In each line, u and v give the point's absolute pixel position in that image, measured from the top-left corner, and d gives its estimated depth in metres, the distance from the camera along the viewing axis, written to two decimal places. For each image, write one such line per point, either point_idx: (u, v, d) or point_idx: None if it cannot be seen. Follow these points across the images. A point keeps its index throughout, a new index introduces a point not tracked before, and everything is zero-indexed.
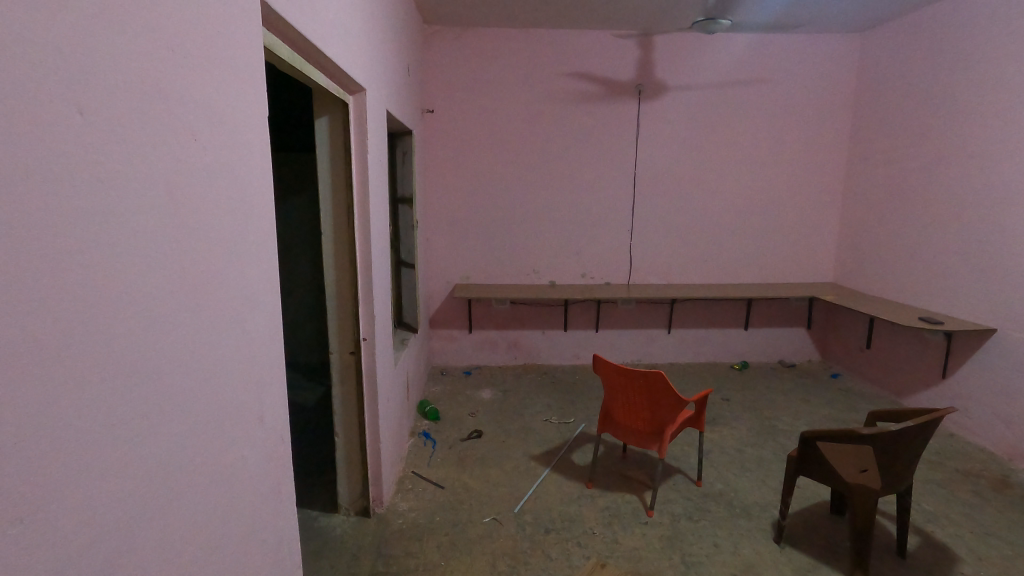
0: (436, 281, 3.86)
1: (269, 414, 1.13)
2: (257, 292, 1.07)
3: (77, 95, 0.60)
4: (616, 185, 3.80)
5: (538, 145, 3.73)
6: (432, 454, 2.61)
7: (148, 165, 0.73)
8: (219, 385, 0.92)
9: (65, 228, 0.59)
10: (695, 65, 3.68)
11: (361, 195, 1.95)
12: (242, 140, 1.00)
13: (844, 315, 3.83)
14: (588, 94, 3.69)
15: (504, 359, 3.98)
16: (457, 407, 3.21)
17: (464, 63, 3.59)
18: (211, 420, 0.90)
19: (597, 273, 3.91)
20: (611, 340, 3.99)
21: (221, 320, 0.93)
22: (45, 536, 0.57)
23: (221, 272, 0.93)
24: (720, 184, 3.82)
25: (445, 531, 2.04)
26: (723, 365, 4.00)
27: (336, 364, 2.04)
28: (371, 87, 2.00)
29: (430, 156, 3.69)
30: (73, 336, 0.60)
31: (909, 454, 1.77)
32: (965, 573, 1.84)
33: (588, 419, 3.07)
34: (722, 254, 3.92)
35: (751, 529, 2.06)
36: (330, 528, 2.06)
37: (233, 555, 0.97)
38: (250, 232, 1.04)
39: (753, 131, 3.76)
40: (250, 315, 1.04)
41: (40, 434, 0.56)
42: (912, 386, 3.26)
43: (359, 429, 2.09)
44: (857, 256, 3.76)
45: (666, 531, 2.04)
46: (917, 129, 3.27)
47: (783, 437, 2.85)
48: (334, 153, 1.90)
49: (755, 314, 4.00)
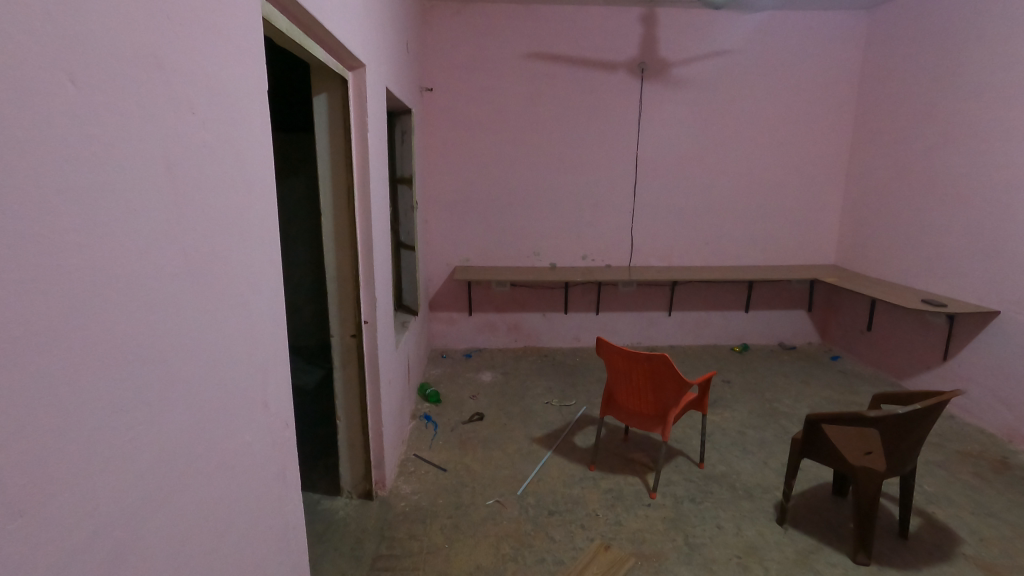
0: (436, 263, 3.82)
1: (273, 400, 1.10)
2: (259, 274, 1.04)
3: (67, 64, 0.56)
4: (618, 166, 3.75)
5: (539, 125, 3.67)
6: (434, 437, 2.60)
7: (146, 141, 0.69)
8: (222, 370, 0.89)
9: (59, 208, 0.56)
10: (700, 42, 3.61)
11: (362, 175, 1.91)
12: (242, 116, 0.96)
13: (845, 298, 3.82)
14: (591, 73, 3.62)
15: (504, 342, 3.97)
16: (458, 390, 3.20)
17: (464, 40, 3.51)
18: (215, 406, 0.87)
19: (598, 256, 3.88)
20: (612, 323, 3.98)
21: (223, 304, 0.90)
22: (46, 530, 0.54)
23: (222, 253, 0.89)
24: (724, 165, 3.77)
25: (448, 514, 2.03)
26: (724, 347, 4.00)
27: (337, 347, 2.02)
28: (370, 62, 1.94)
29: (428, 136, 3.63)
30: (69, 318, 0.57)
31: (915, 437, 1.76)
32: (966, 553, 1.85)
33: (589, 401, 3.06)
34: (724, 236, 3.88)
35: (753, 511, 2.07)
36: (332, 511, 2.05)
37: (238, 542, 0.95)
38: (251, 212, 1.00)
39: (757, 111, 3.71)
40: (253, 298, 1.01)
41: (39, 424, 0.53)
42: (912, 368, 3.26)
43: (361, 413, 2.07)
44: (859, 238, 3.74)
45: (669, 512, 2.05)
46: (923, 108, 3.22)
47: (785, 419, 2.85)
48: (334, 132, 1.86)
49: (756, 296, 3.98)
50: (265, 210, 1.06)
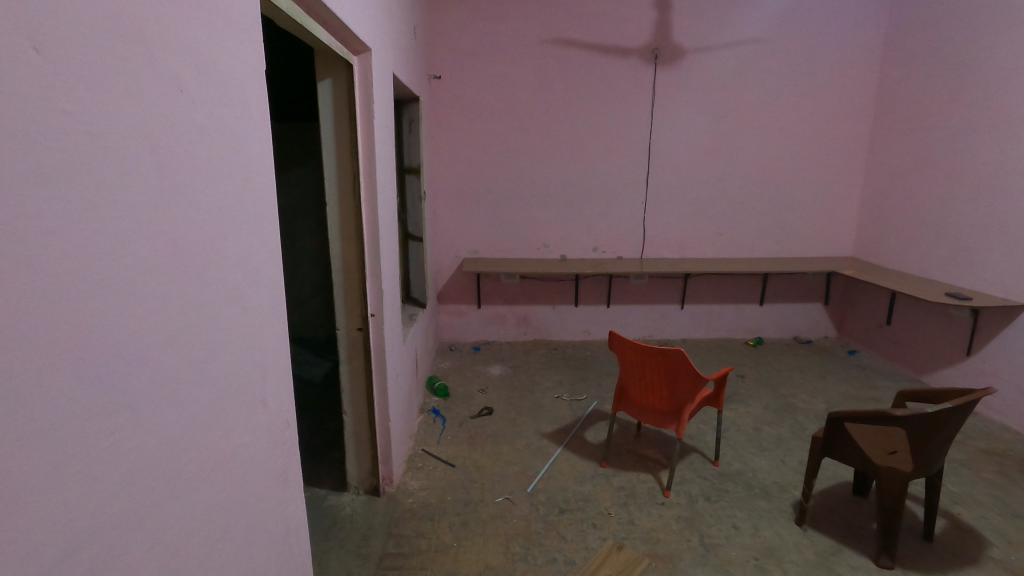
0: (444, 255, 3.77)
1: (273, 398, 1.05)
2: (258, 265, 0.99)
3: (34, 28, 0.50)
4: (631, 156, 3.67)
5: (549, 113, 3.59)
6: (442, 432, 2.56)
7: (131, 118, 0.63)
8: (218, 366, 0.84)
9: (27, 187, 0.50)
10: (716, 28, 3.51)
11: (368, 164, 1.85)
12: (237, 97, 0.90)
13: (863, 290, 3.72)
14: (603, 59, 3.53)
15: (513, 335, 3.91)
16: (467, 383, 3.15)
17: (473, 26, 3.43)
18: (212, 404, 0.82)
19: (609, 248, 3.81)
20: (622, 315, 3.91)
21: (218, 296, 0.85)
22: (21, 544, 0.49)
23: (217, 242, 0.84)
24: (739, 154, 3.68)
25: (457, 511, 1.99)
26: (737, 341, 3.92)
27: (343, 340, 1.97)
28: (376, 47, 1.88)
29: (437, 125, 3.56)
30: (45, 309, 0.51)
31: (943, 436, 1.69)
32: (995, 557, 1.78)
33: (600, 395, 3.00)
34: (738, 227, 3.79)
35: (771, 510, 2.00)
36: (339, 507, 2.01)
37: (237, 549, 0.90)
38: (248, 200, 0.95)
39: (773, 98, 3.60)
40: (251, 291, 0.96)
41: (13, 426, 0.48)
42: (933, 363, 3.17)
43: (367, 408, 2.03)
44: (879, 229, 3.63)
45: (683, 511, 1.99)
46: (947, 93, 3.10)
47: (802, 415, 2.78)
48: (339, 119, 1.80)
49: (771, 289, 3.89)
50: (262, 197, 1.00)
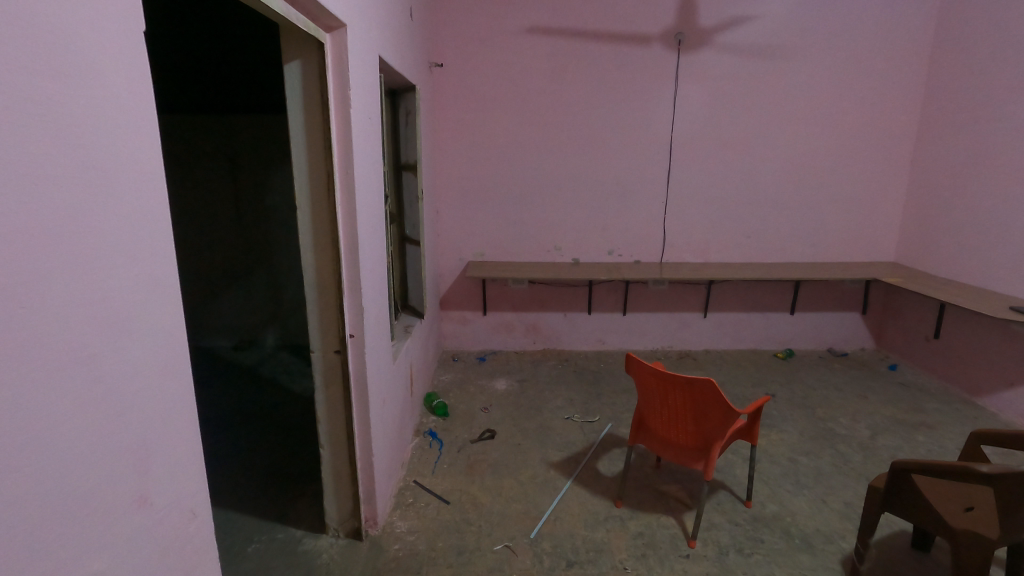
0: (447, 258, 3.50)
1: (169, 480, 0.78)
2: (141, 302, 0.72)
3: None
4: (651, 151, 3.36)
5: (561, 104, 3.29)
6: (438, 460, 2.30)
7: None
8: (49, 458, 0.58)
9: None
10: (746, 9, 3.18)
11: (344, 161, 1.58)
12: (94, 67, 0.64)
13: (907, 299, 3.38)
14: (621, 46, 3.22)
15: (521, 344, 3.64)
16: (469, 400, 2.89)
17: (479, 9, 3.15)
18: (30, 515, 0.56)
19: (626, 251, 3.51)
20: (640, 324, 3.61)
21: (49, 354, 0.58)
22: None
23: (45, 278, 0.57)
24: (770, 149, 3.35)
25: (448, 562, 1.72)
26: (766, 353, 3.60)
27: (318, 365, 1.71)
28: (355, 22, 1.60)
29: (439, 118, 3.29)
30: None
31: None
32: None
33: (615, 416, 2.72)
34: (768, 229, 3.47)
35: (816, 568, 1.71)
36: (314, 554, 1.76)
37: None
38: (119, 214, 0.68)
39: (809, 87, 3.27)
40: (125, 341, 0.69)
41: None
42: (989, 384, 2.83)
43: (347, 441, 1.76)
44: (926, 232, 3.29)
45: (712, 568, 1.70)
46: (1010, 80, 2.75)
47: (843, 444, 2.46)
48: (310, 108, 1.53)
49: (803, 297, 3.57)
50: (126, 207, 0.70)
